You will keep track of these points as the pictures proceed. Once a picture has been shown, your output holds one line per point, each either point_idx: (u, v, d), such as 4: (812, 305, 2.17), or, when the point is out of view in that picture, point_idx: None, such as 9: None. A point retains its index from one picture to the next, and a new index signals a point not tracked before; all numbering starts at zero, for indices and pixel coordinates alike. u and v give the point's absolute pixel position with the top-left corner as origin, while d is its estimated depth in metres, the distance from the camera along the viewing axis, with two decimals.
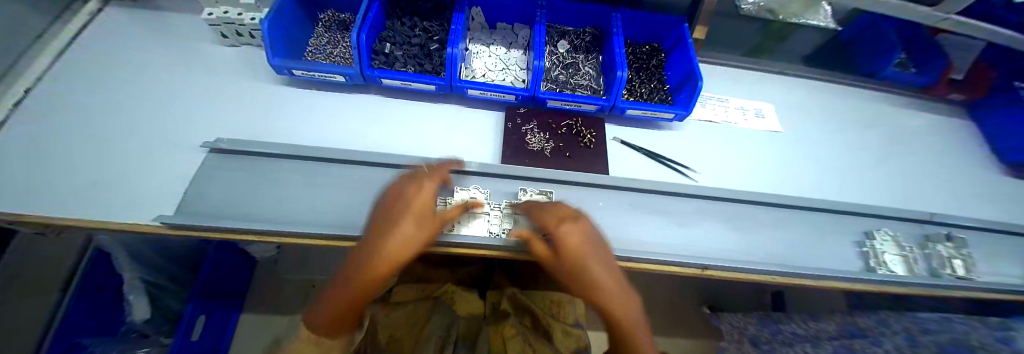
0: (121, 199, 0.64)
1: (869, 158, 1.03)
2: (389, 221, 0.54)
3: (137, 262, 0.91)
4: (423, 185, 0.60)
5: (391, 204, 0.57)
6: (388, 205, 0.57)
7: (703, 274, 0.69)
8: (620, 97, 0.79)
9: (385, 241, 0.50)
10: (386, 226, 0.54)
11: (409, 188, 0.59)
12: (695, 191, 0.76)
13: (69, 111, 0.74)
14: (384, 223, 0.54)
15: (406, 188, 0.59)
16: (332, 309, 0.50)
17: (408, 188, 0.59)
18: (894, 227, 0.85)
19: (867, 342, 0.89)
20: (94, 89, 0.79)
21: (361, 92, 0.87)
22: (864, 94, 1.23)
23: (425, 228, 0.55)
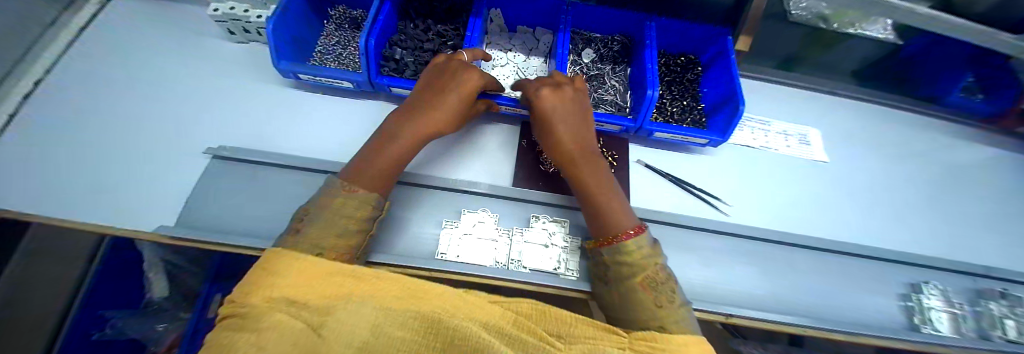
0: (127, 203, 0.63)
1: (919, 196, 0.93)
2: (429, 88, 0.62)
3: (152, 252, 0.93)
4: (461, 72, 0.62)
5: (439, 70, 0.64)
6: (435, 71, 0.65)
7: (725, 321, 0.64)
8: (648, 120, 0.72)
9: (425, 115, 0.58)
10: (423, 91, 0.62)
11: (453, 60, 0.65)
12: (724, 228, 0.70)
13: (76, 106, 0.73)
14: (424, 88, 0.62)
15: (451, 59, 0.65)
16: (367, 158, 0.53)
17: (452, 60, 0.65)
18: (943, 278, 0.76)
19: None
20: (100, 82, 0.77)
21: (370, 98, 0.82)
22: (921, 120, 1.10)
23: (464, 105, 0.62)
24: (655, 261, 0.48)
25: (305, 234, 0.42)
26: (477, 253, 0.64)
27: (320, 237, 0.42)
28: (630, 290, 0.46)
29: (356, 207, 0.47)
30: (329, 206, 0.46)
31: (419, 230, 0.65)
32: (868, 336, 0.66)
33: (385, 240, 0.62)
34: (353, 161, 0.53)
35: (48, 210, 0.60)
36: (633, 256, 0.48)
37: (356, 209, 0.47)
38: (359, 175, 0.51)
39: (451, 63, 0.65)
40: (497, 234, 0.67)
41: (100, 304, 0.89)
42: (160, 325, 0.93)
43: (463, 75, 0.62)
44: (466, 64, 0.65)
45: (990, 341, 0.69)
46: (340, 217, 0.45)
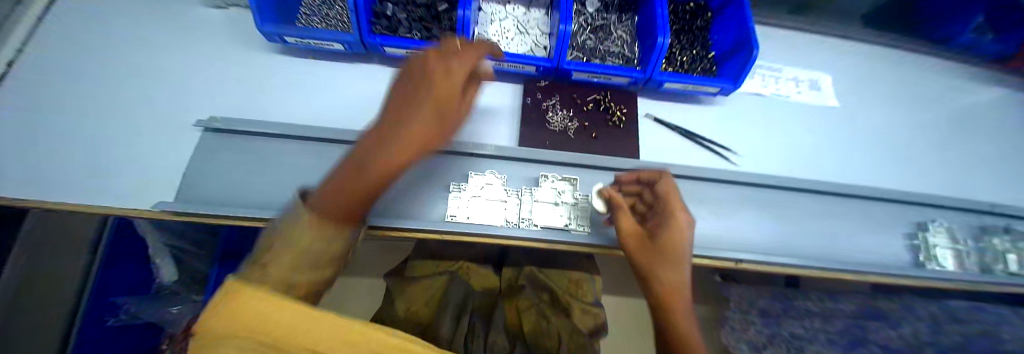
0: (124, 182, 0.61)
1: (927, 140, 0.92)
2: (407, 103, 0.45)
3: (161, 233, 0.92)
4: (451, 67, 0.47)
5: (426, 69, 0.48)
6: (418, 76, 0.47)
7: (735, 267, 0.65)
8: (658, 69, 0.69)
9: (406, 129, 0.43)
10: (404, 106, 0.45)
11: (441, 60, 0.47)
12: (737, 177, 0.69)
13: (45, 83, 0.67)
14: (403, 102, 0.46)
15: (438, 59, 0.47)
16: (330, 200, 0.39)
17: (439, 61, 0.47)
18: (948, 217, 0.77)
19: (884, 324, 0.80)
20: (68, 56, 0.71)
21: (363, 61, 0.78)
22: (932, 63, 1.07)
23: (452, 107, 0.46)
24: None
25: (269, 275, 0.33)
26: (486, 213, 0.64)
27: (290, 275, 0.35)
28: None
29: (329, 246, 0.40)
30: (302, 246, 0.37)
31: (427, 194, 0.64)
32: (875, 274, 0.67)
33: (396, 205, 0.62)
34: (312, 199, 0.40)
35: (41, 192, 0.57)
36: None
37: (329, 247, 0.40)
38: (324, 218, 0.39)
39: (439, 65, 0.47)
40: (506, 195, 0.65)
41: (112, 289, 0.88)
42: (173, 307, 0.92)
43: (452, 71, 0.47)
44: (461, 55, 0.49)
45: (993, 273, 0.70)
46: (308, 258, 0.37)
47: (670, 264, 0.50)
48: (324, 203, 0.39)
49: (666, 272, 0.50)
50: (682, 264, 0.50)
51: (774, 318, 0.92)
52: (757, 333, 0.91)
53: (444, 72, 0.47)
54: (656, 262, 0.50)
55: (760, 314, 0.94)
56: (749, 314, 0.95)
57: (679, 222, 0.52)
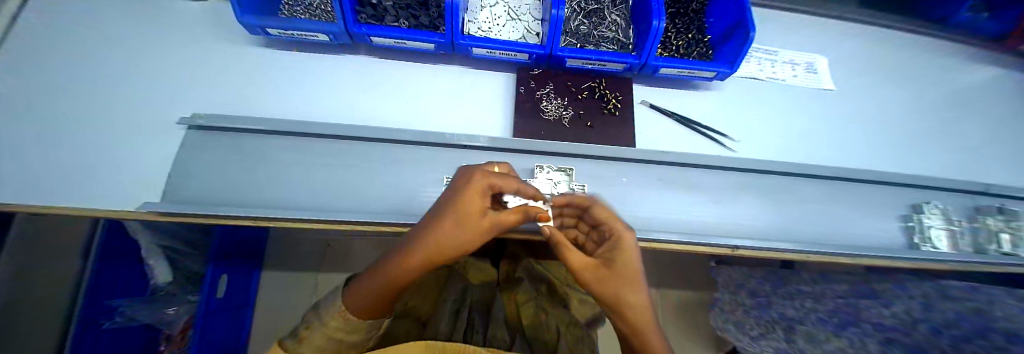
0: (106, 183, 0.59)
1: (922, 122, 0.92)
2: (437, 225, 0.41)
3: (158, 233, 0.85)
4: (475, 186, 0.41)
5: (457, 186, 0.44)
6: (456, 187, 0.43)
7: (732, 253, 0.65)
8: (653, 55, 0.68)
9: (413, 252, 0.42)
10: (434, 223, 0.42)
11: (482, 176, 0.42)
12: (735, 164, 0.68)
13: (9, 78, 0.63)
14: (434, 219, 0.42)
15: (480, 176, 0.41)
16: (364, 297, 0.43)
17: (480, 179, 0.41)
18: (943, 199, 0.77)
19: (877, 302, 0.76)
20: (33, 50, 0.67)
21: (350, 53, 0.75)
22: (931, 44, 1.06)
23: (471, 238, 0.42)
24: None
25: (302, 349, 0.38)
26: None
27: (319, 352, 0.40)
28: None
29: (354, 332, 0.44)
30: (330, 328, 0.41)
31: (421, 188, 0.63)
32: (871, 256, 0.67)
33: (390, 199, 0.62)
34: (350, 293, 0.44)
35: (23, 194, 0.56)
36: None
37: (353, 334, 0.44)
38: (357, 310, 0.43)
39: (475, 184, 0.41)
40: None
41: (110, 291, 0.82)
42: (168, 309, 0.92)
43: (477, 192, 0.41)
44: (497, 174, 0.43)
45: (987, 254, 0.71)
46: (333, 340, 0.42)
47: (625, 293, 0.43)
48: (355, 298, 0.43)
49: (628, 304, 0.43)
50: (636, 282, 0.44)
51: (765, 298, 1.02)
52: (746, 313, 1.07)
53: (483, 191, 0.42)
54: (614, 298, 0.43)
55: (751, 295, 1.06)
56: (738, 296, 1.12)
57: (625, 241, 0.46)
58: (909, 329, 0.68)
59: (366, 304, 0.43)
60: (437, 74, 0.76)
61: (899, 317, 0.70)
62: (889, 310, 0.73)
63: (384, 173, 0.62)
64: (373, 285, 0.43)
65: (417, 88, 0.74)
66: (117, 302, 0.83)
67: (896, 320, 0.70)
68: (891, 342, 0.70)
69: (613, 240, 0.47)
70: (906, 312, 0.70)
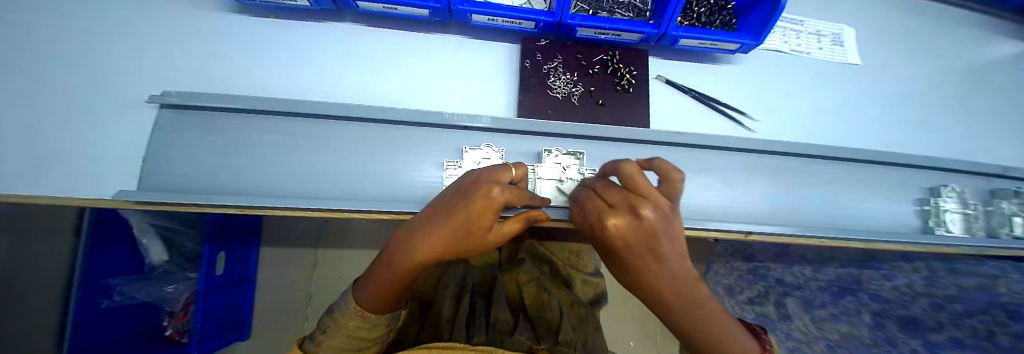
0: (76, 169, 0.54)
1: (945, 100, 0.87)
2: (448, 229, 0.39)
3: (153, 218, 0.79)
4: (480, 190, 0.39)
5: (465, 188, 0.41)
6: (469, 192, 0.40)
7: (744, 239, 0.62)
8: (674, 23, 0.61)
9: (409, 252, 0.40)
10: (441, 225, 0.40)
11: (501, 189, 0.40)
12: (754, 145, 0.64)
13: None
14: (443, 224, 0.39)
15: (501, 189, 0.40)
16: (372, 293, 0.45)
17: (498, 194, 0.40)
18: (960, 182, 0.75)
19: (878, 274, 0.75)
20: None
21: (333, 19, 0.67)
22: (962, 14, 0.98)
23: (465, 235, 0.40)
24: None
25: (324, 350, 0.46)
26: None
27: (340, 347, 0.47)
28: None
29: (375, 328, 0.49)
30: (347, 331, 0.47)
31: (419, 173, 0.59)
32: (886, 241, 0.65)
33: (387, 184, 0.58)
34: (362, 287, 0.46)
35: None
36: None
37: (375, 329, 0.49)
38: (369, 304, 0.46)
39: (495, 196, 0.39)
40: None
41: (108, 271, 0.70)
42: (168, 286, 0.84)
43: (482, 198, 0.39)
44: (500, 181, 0.41)
45: (997, 238, 0.70)
46: (352, 337, 0.48)
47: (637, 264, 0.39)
48: (361, 298, 0.46)
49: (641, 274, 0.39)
50: (655, 253, 0.37)
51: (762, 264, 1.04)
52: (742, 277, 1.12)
53: (504, 204, 0.41)
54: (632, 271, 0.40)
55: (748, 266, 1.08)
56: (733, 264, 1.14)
57: (640, 206, 0.38)
58: (907, 301, 0.67)
59: (379, 295, 0.45)
60: (433, 46, 0.68)
61: (900, 289, 0.69)
62: (891, 284, 0.71)
63: (378, 157, 0.58)
64: (378, 281, 0.44)
65: (410, 61, 0.67)
66: (113, 281, 0.71)
67: (895, 294, 0.69)
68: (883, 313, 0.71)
69: (618, 212, 0.39)
70: (908, 284, 0.68)
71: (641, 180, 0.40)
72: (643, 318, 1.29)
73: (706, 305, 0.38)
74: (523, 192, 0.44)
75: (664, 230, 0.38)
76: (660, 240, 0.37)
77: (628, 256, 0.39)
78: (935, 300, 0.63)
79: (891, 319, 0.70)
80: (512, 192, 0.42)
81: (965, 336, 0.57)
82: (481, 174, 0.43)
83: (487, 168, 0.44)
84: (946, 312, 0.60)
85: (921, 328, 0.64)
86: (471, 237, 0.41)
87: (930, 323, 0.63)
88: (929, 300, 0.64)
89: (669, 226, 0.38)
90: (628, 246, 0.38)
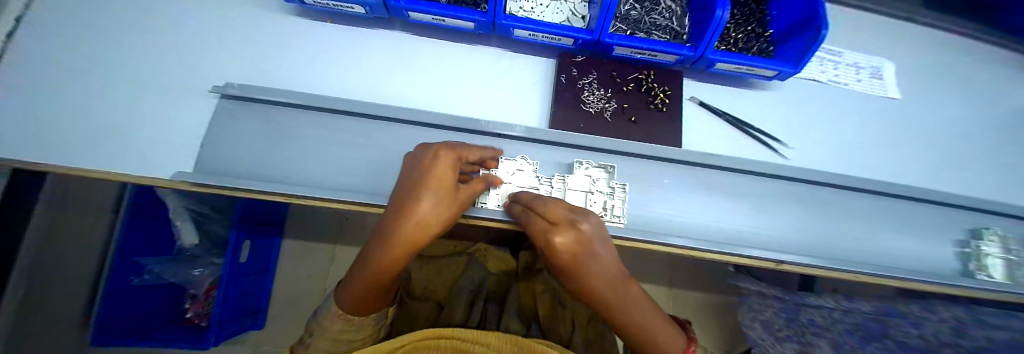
0: (137, 147, 0.57)
1: (990, 142, 0.85)
2: (401, 226, 0.42)
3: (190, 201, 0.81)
4: (433, 159, 0.45)
5: (407, 177, 0.47)
6: (412, 181, 0.45)
7: (776, 268, 0.61)
8: (712, 47, 0.62)
9: (375, 247, 0.44)
10: (392, 225, 0.43)
11: (444, 156, 0.46)
12: (787, 173, 0.64)
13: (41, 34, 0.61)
14: (397, 221, 0.42)
15: (440, 151, 0.46)
16: (351, 298, 0.46)
17: (443, 155, 0.46)
18: (1003, 225, 0.72)
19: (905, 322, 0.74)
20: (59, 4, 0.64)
21: (382, 26, 0.71)
22: (1004, 56, 0.96)
23: (443, 209, 0.44)
24: None
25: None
26: None
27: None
28: None
29: (362, 330, 0.51)
30: (330, 337, 0.48)
31: None
32: (925, 281, 0.63)
33: None
34: (341, 291, 0.47)
35: (60, 155, 0.53)
36: None
37: (362, 331, 0.50)
38: (350, 309, 0.47)
39: (433, 180, 0.44)
40: (537, 183, 0.61)
41: (138, 249, 0.75)
42: (195, 269, 0.85)
43: (434, 162, 0.45)
44: (426, 158, 0.46)
45: None
46: (338, 343, 0.49)
47: (579, 281, 0.42)
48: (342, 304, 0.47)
49: (586, 282, 0.41)
50: (598, 274, 0.41)
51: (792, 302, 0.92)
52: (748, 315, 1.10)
53: (448, 186, 0.44)
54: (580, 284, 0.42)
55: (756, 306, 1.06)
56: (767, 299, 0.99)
57: (570, 231, 0.42)
58: None
59: (362, 299, 0.46)
60: (475, 56, 0.71)
61: None
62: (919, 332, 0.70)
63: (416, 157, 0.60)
64: (352, 292, 0.46)
65: (450, 70, 0.70)
66: (145, 260, 0.77)
67: (922, 342, 0.70)
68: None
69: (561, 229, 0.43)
70: (934, 334, 0.70)
71: (564, 211, 0.44)
72: (712, 318, 1.20)
73: (641, 316, 0.43)
74: (457, 153, 0.48)
75: (604, 248, 0.42)
76: (598, 256, 0.42)
77: (576, 271, 0.42)
78: None
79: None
80: (451, 163, 0.46)
81: None
82: (413, 162, 0.48)
83: (426, 143, 0.51)
84: None
85: None
86: (447, 199, 0.45)
87: None
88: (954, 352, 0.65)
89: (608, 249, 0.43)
90: (575, 261, 0.41)
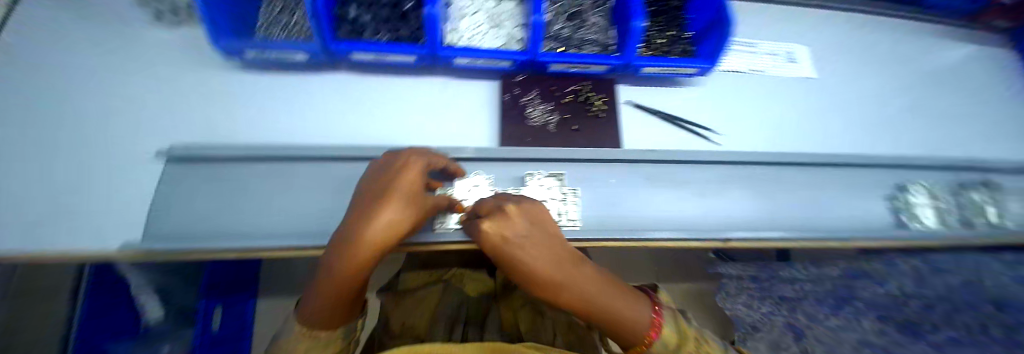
0: (79, 224, 0.56)
1: (902, 103, 0.94)
2: (369, 223, 0.39)
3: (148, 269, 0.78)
4: (407, 165, 0.48)
5: (371, 182, 0.47)
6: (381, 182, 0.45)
7: (723, 245, 0.65)
8: (637, 54, 0.67)
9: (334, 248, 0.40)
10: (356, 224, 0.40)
11: (416, 162, 0.49)
12: (722, 158, 0.69)
13: None
14: (364, 219, 0.40)
15: (410, 157, 0.49)
16: (314, 308, 0.40)
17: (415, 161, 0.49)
18: (924, 177, 0.79)
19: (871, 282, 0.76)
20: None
21: (329, 70, 0.74)
22: (901, 26, 1.08)
23: (411, 208, 0.45)
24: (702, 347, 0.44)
25: None
26: None
27: None
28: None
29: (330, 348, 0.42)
30: None
31: None
32: (867, 239, 0.67)
33: None
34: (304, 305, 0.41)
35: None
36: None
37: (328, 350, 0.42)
38: (314, 320, 0.40)
39: (406, 182, 0.45)
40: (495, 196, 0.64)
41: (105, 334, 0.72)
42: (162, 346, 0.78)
43: (408, 167, 0.48)
44: (394, 164, 0.49)
45: (972, 228, 0.72)
46: None
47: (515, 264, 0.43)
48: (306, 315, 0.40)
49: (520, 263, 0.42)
50: (530, 250, 0.42)
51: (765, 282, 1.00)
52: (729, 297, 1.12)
53: (417, 189, 0.47)
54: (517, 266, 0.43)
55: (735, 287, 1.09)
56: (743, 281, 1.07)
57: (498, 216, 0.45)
58: (901, 306, 0.69)
59: (327, 310, 0.40)
60: (422, 87, 0.75)
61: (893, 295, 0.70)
62: (883, 289, 0.73)
63: None
64: (316, 299, 0.40)
65: (399, 104, 0.73)
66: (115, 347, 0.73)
67: (887, 299, 0.72)
68: (886, 317, 0.71)
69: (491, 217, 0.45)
70: (898, 288, 0.70)
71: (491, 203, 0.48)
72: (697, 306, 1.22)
73: (590, 291, 0.42)
74: (426, 161, 0.51)
75: (537, 228, 0.46)
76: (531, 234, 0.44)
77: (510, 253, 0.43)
78: (926, 303, 0.65)
79: (892, 324, 0.70)
80: (421, 169, 0.49)
81: None
82: (381, 168, 0.49)
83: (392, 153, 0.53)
84: None
85: None
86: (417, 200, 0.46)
87: None
88: (919, 302, 0.67)
89: (542, 229, 0.46)
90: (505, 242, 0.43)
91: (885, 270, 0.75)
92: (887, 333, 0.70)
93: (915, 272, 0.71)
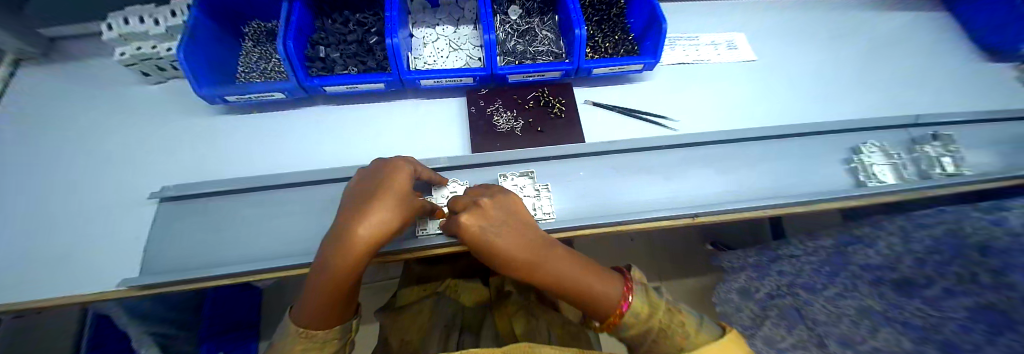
0: (77, 273, 0.59)
1: (847, 74, 1.00)
2: (354, 225, 0.43)
3: (139, 316, 0.79)
4: (394, 170, 0.52)
5: (358, 189, 0.51)
6: (368, 188, 0.49)
7: (693, 221, 0.67)
8: (583, 57, 0.74)
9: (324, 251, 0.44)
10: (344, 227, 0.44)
11: (404, 167, 0.53)
12: (678, 141, 0.73)
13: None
14: (350, 223, 0.43)
15: (396, 163, 0.53)
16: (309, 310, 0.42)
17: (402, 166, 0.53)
18: (876, 137, 0.84)
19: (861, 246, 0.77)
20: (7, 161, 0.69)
21: (307, 104, 0.80)
22: (835, 4, 1.17)
23: (399, 208, 0.48)
24: (677, 319, 0.42)
25: None
26: None
27: None
28: (648, 331, 0.42)
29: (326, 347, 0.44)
30: None
31: None
32: (830, 201, 0.70)
33: None
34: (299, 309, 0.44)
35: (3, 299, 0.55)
36: (684, 325, 0.41)
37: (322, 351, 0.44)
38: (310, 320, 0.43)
39: (393, 186, 0.49)
40: None
41: None
42: None
43: (396, 172, 0.52)
44: (381, 170, 0.52)
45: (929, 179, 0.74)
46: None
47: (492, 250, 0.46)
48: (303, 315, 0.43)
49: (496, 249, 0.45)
50: (506, 236, 0.46)
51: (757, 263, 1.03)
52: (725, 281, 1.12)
53: (406, 190, 0.50)
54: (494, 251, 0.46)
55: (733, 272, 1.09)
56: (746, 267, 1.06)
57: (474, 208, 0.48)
58: (894, 265, 0.68)
59: (317, 313, 0.42)
60: (394, 110, 0.81)
61: (886, 254, 0.70)
62: (873, 249, 0.74)
63: None
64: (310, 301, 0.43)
65: (374, 128, 0.78)
66: None
67: (880, 259, 0.71)
68: (881, 278, 0.69)
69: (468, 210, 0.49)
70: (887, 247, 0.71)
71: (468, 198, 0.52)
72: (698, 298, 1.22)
73: (564, 270, 0.45)
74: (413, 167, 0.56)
75: (512, 218, 0.49)
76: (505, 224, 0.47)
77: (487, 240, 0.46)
78: (917, 257, 0.64)
79: (887, 284, 0.68)
80: (408, 175, 0.53)
81: (954, 284, 0.55)
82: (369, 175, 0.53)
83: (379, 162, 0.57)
84: (928, 267, 0.61)
85: (916, 287, 0.62)
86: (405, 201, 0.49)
87: (923, 281, 0.61)
88: (911, 258, 0.65)
89: (518, 219, 0.50)
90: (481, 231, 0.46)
91: (874, 232, 0.76)
92: (886, 295, 0.67)
93: (899, 229, 0.72)
